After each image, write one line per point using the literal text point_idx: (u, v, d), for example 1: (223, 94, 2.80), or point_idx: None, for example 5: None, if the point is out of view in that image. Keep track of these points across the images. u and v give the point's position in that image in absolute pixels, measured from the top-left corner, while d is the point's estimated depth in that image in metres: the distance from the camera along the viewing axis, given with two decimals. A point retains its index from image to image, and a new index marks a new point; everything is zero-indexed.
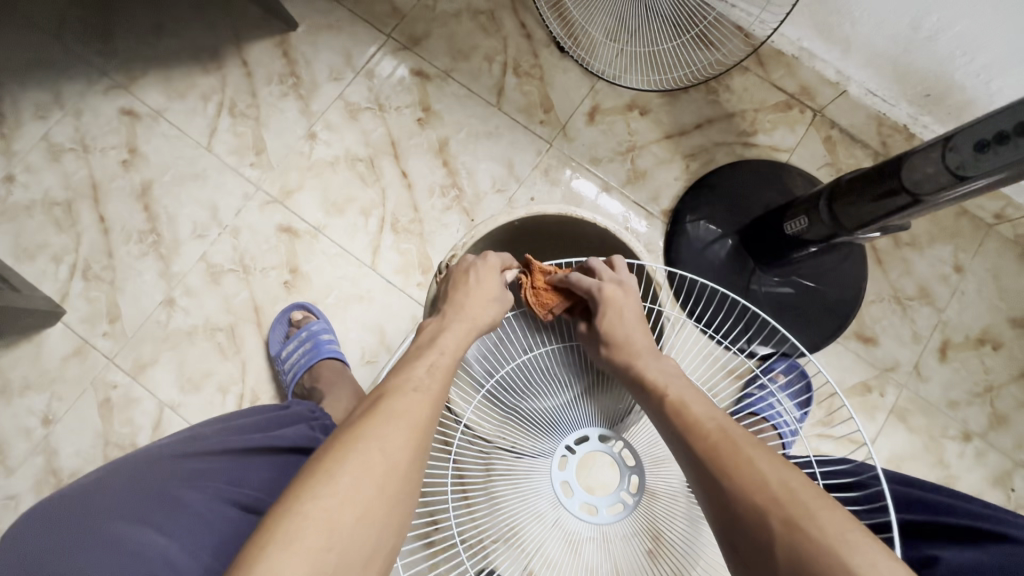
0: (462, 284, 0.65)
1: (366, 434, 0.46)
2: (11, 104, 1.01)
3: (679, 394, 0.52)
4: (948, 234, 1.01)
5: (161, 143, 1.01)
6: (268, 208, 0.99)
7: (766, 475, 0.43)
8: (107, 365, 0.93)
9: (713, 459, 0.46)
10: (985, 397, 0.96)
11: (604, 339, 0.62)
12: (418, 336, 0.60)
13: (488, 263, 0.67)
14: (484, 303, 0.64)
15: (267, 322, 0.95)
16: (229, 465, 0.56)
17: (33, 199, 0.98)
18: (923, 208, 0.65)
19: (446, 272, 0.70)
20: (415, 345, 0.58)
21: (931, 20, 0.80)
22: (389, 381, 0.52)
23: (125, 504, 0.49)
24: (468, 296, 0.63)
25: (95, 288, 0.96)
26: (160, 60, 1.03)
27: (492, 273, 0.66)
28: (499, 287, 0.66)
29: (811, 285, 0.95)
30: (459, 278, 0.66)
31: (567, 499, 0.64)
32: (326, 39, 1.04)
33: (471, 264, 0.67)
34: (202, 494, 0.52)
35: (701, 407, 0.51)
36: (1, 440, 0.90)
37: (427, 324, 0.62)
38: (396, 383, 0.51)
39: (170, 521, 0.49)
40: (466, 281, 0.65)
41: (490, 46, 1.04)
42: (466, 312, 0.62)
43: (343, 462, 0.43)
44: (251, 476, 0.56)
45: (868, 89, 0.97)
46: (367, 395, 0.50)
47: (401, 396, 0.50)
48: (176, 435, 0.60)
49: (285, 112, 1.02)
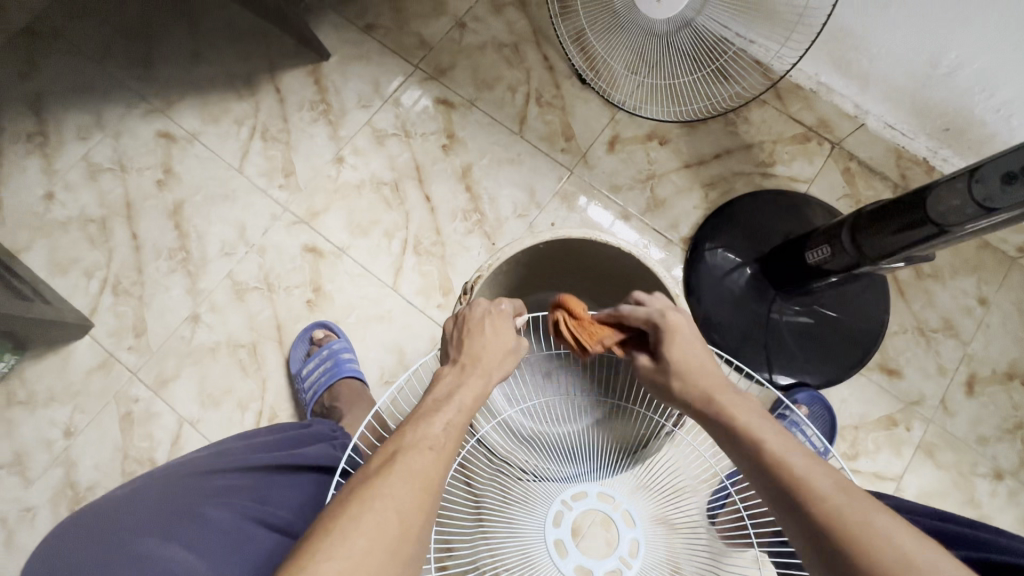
0: (476, 330, 0.60)
1: (378, 493, 0.43)
2: (55, 125, 1.06)
3: (776, 443, 0.45)
4: (971, 266, 1.00)
5: (194, 164, 1.04)
6: (294, 228, 1.01)
7: (912, 553, 0.37)
8: (130, 379, 0.94)
9: (833, 527, 0.39)
10: (1016, 434, 0.94)
11: (674, 371, 0.55)
12: (433, 388, 0.55)
13: (501, 311, 0.62)
14: (498, 352, 0.59)
15: (289, 340, 0.96)
16: (252, 483, 0.56)
17: (70, 215, 1.02)
18: (949, 239, 0.65)
19: (456, 314, 0.64)
20: (429, 395, 0.54)
21: (949, 57, 0.82)
22: (407, 432, 0.48)
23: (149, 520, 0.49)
24: (485, 343, 0.59)
25: (123, 303, 0.97)
26: (197, 86, 1.08)
27: (505, 321, 0.62)
28: (514, 337, 0.61)
29: (832, 314, 0.95)
30: (471, 321, 0.61)
31: (563, 560, 0.60)
32: (356, 69, 1.08)
33: (485, 311, 0.62)
34: (228, 513, 0.52)
35: (806, 460, 0.44)
36: (22, 452, 0.91)
37: (442, 374, 0.57)
38: (413, 438, 0.48)
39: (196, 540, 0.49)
40: (475, 329, 0.60)
41: (513, 77, 1.08)
42: (478, 360, 0.57)
43: (356, 522, 0.42)
44: (275, 494, 0.56)
45: (886, 122, 0.99)
46: (383, 446, 0.47)
47: (417, 453, 0.47)
48: (199, 453, 0.61)
49: (314, 137, 1.05)
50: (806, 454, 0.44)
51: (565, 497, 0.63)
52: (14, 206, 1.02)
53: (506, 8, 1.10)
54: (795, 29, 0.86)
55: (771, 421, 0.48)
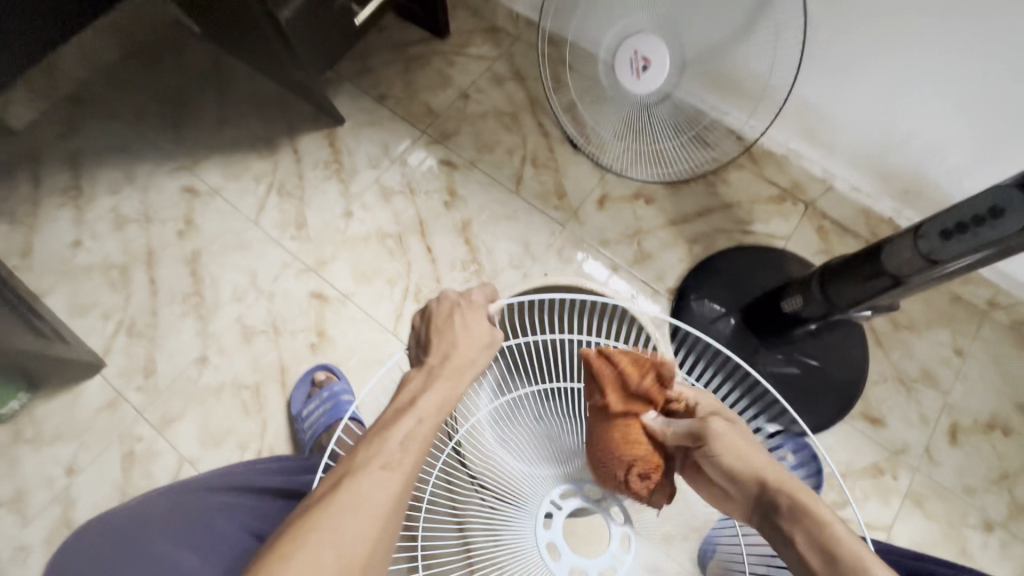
0: (449, 322, 0.58)
1: (322, 523, 0.43)
2: (89, 180, 1.15)
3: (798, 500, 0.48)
4: (945, 318, 1.05)
5: (214, 216, 1.12)
6: (303, 275, 1.08)
7: None
8: (136, 419, 0.97)
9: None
10: (1002, 484, 0.95)
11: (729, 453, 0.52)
12: (398, 393, 0.54)
13: (470, 302, 0.59)
14: (468, 346, 0.56)
15: (291, 382, 1.00)
16: (253, 502, 0.61)
17: (94, 261, 1.09)
18: (906, 288, 0.70)
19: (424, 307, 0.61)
20: (394, 402, 0.53)
21: (901, 127, 0.92)
22: (358, 454, 0.48)
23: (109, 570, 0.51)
24: (461, 338, 0.56)
25: (136, 345, 1.02)
26: (222, 147, 1.18)
27: (479, 313, 0.59)
28: (488, 326, 0.58)
29: (814, 363, 0.99)
30: (448, 310, 0.59)
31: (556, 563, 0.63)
32: (368, 133, 1.19)
33: (453, 305, 0.58)
34: (232, 524, 0.57)
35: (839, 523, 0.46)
36: (23, 490, 0.92)
37: (410, 377, 0.55)
38: (364, 460, 0.47)
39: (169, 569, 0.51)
40: (450, 320, 0.58)
41: (511, 142, 1.18)
42: (445, 364, 0.55)
43: (295, 558, 0.41)
44: (273, 512, 0.60)
45: (853, 185, 1.06)
46: (332, 471, 0.46)
47: (366, 478, 0.46)
48: (212, 475, 0.66)
49: (327, 193, 1.14)
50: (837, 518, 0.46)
51: (554, 496, 0.66)
52: (43, 252, 1.10)
53: (505, 82, 1.22)
54: (757, 96, 0.98)
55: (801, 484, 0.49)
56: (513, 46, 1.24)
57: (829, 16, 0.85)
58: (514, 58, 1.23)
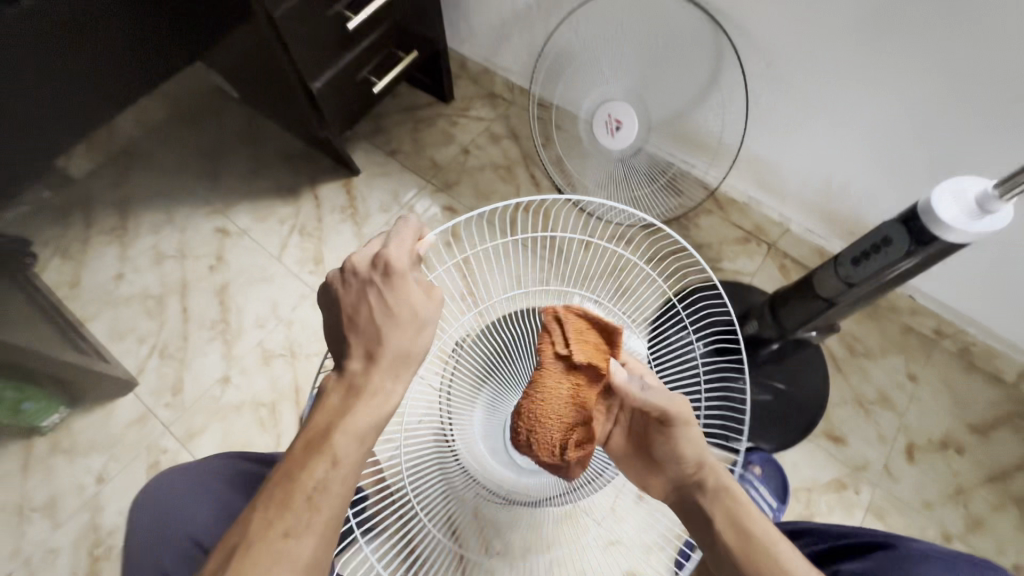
0: (370, 308, 0.59)
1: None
2: (135, 221, 1.31)
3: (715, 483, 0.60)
4: (898, 346, 1.15)
5: (243, 253, 1.27)
6: (319, 305, 1.20)
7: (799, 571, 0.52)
8: (162, 432, 1.07)
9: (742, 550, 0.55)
10: (958, 499, 1.03)
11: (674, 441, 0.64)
12: (317, 414, 0.55)
13: (375, 282, 0.59)
14: (385, 335, 0.58)
15: (304, 400, 1.11)
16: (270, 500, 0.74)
17: (135, 292, 1.23)
18: (839, 309, 0.82)
19: (333, 288, 0.61)
20: (311, 430, 0.53)
21: (839, 178, 1.06)
22: (257, 518, 0.48)
23: (156, 526, 0.71)
24: (382, 326, 0.58)
25: (166, 365, 1.14)
26: (252, 194, 1.34)
27: (393, 287, 0.59)
28: (401, 301, 0.59)
29: (782, 386, 1.09)
30: (366, 292, 0.59)
31: None
32: (380, 182, 1.35)
33: (359, 292, 0.60)
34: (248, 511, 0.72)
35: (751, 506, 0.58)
36: (56, 496, 1.01)
37: (328, 384, 0.57)
38: (262, 527, 0.47)
39: (173, 535, 0.70)
40: (369, 307, 0.59)
41: (506, 191, 1.34)
42: (368, 379, 0.56)
43: None
44: None
45: (807, 228, 1.20)
46: (227, 540, 0.47)
47: (266, 547, 0.46)
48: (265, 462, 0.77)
49: (342, 233, 1.29)
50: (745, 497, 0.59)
51: None
52: (90, 284, 1.24)
53: (502, 139, 1.40)
54: (714, 150, 1.13)
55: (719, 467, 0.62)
56: (509, 110, 1.43)
57: (766, 87, 1.01)
58: (510, 120, 1.42)
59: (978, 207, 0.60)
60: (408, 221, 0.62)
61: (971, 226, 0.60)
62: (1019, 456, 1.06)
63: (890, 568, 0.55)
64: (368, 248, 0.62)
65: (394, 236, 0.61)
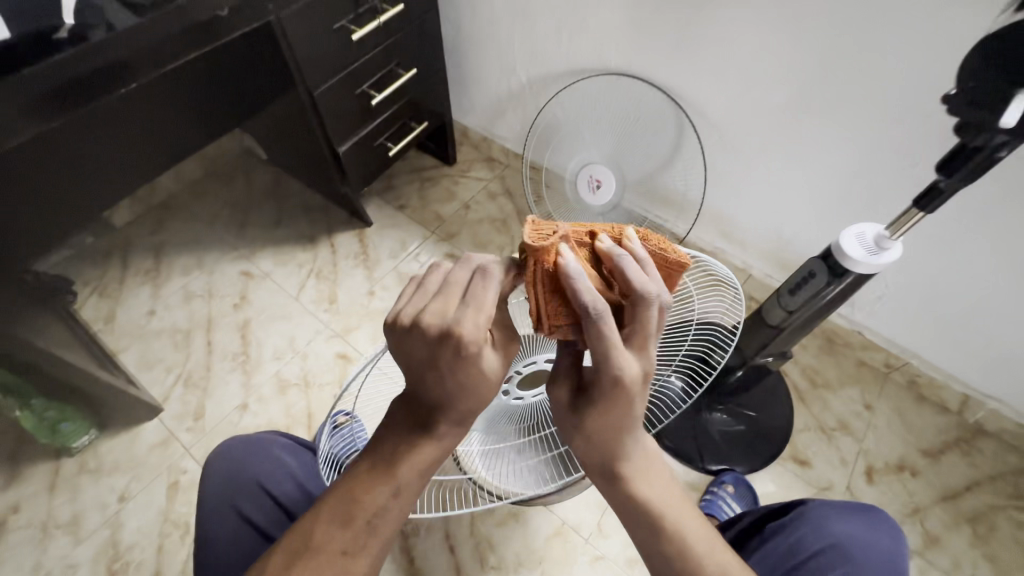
0: (439, 376, 0.50)
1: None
2: (168, 264, 1.45)
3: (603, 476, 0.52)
4: (855, 379, 1.28)
5: (264, 292, 1.40)
6: (331, 340, 1.33)
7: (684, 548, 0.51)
8: (183, 454, 1.17)
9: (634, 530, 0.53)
10: (914, 518, 1.13)
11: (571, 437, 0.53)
12: (382, 438, 0.55)
13: (451, 343, 0.48)
14: (451, 392, 0.50)
15: (316, 426, 1.21)
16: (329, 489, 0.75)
17: (165, 327, 1.35)
18: (786, 334, 0.96)
19: (405, 317, 0.51)
20: (378, 455, 0.54)
21: (787, 231, 1.22)
22: (318, 530, 0.52)
23: (238, 474, 0.69)
24: (453, 399, 0.51)
25: (190, 393, 1.25)
26: (275, 240, 1.50)
27: (466, 364, 0.48)
28: (480, 372, 0.49)
29: (752, 414, 1.20)
30: (435, 361, 0.49)
31: None
32: (390, 232, 1.52)
33: (431, 349, 0.49)
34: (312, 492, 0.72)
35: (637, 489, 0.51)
36: (80, 513, 1.10)
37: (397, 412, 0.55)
38: (322, 540, 0.51)
39: (242, 500, 0.68)
40: (437, 378, 0.50)
41: (501, 240, 1.51)
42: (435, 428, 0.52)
43: None
44: None
45: (767, 273, 1.36)
46: (291, 540, 0.52)
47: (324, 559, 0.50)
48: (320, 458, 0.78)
49: (355, 276, 1.44)
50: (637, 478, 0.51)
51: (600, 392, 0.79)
52: (124, 320, 1.36)
53: (498, 197, 1.59)
54: (680, 205, 1.32)
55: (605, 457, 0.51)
56: (505, 172, 1.63)
57: (719, 154, 1.19)
58: (506, 180, 1.61)
59: (875, 244, 0.77)
60: (488, 276, 0.50)
61: (872, 259, 0.76)
62: (968, 478, 1.16)
63: (802, 522, 0.69)
64: (440, 309, 0.50)
65: (472, 296, 0.50)
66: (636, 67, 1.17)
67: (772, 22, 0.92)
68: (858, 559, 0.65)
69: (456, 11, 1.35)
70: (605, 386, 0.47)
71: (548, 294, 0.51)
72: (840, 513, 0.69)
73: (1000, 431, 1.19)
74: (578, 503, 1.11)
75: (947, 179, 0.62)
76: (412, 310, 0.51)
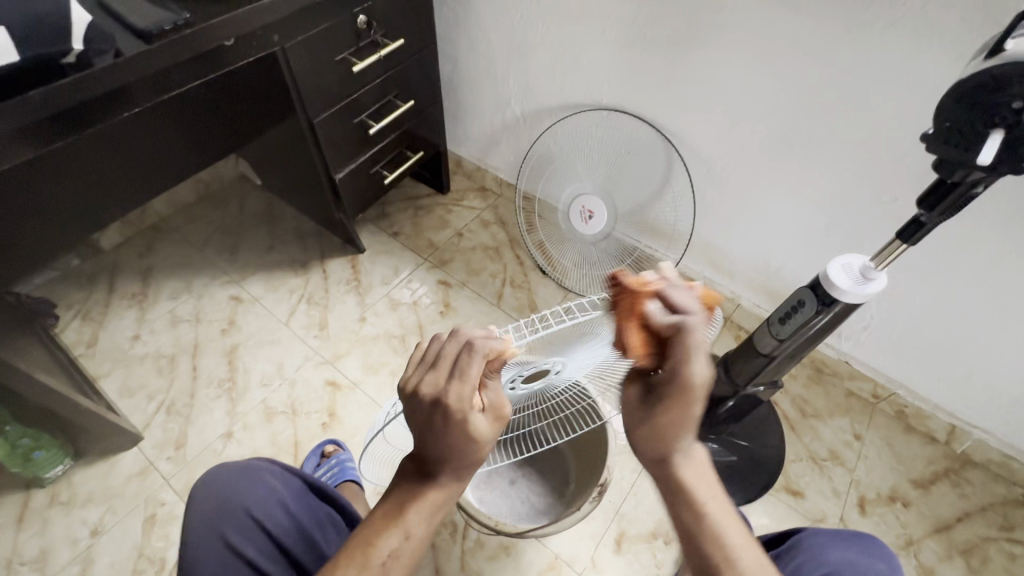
0: (433, 439, 0.51)
1: None
2: (155, 288, 1.43)
3: (666, 449, 0.52)
4: (843, 409, 1.29)
5: (253, 318, 1.38)
6: (321, 367, 1.31)
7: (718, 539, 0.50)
8: (162, 485, 1.13)
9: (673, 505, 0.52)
10: (909, 550, 1.12)
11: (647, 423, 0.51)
12: (391, 486, 0.56)
13: (450, 406, 0.49)
14: (453, 450, 0.51)
15: (302, 455, 1.18)
16: (319, 514, 0.73)
17: (149, 351, 1.32)
18: (778, 363, 0.97)
19: (410, 383, 0.52)
20: (388, 500, 0.55)
21: (774, 262, 1.25)
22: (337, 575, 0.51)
23: (225, 502, 0.67)
24: (449, 457, 0.52)
25: (172, 421, 1.21)
26: (266, 265, 1.49)
27: (459, 427, 0.50)
28: (472, 437, 0.51)
29: (743, 443, 1.20)
30: (427, 427, 0.51)
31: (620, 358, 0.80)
32: (383, 258, 1.52)
33: (430, 413, 0.50)
34: (298, 519, 0.70)
35: (689, 470, 0.52)
36: (49, 547, 1.05)
37: (402, 466, 0.56)
38: None
39: (229, 530, 0.65)
40: (432, 440, 0.51)
41: (494, 267, 1.52)
42: (436, 474, 0.53)
43: None
44: (327, 528, 0.73)
45: (755, 303, 1.38)
46: None
47: None
48: (304, 479, 0.75)
49: (346, 302, 1.43)
50: (697, 464, 0.53)
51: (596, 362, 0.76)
52: (106, 344, 1.33)
53: (491, 225, 1.61)
54: (670, 235, 1.34)
55: (676, 433, 0.51)
56: (498, 201, 1.66)
57: (708, 187, 1.22)
58: (498, 209, 1.64)
59: (862, 274, 0.79)
60: (475, 352, 0.50)
61: (861, 290, 0.78)
62: (959, 509, 1.17)
63: (801, 547, 0.70)
64: (434, 378, 0.50)
65: (458, 369, 0.50)
66: (628, 103, 1.21)
67: (757, 65, 0.96)
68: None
69: (453, 47, 1.40)
70: (671, 384, 0.49)
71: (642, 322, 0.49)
72: (834, 541, 0.69)
73: (986, 461, 1.21)
74: (572, 536, 1.08)
75: (927, 213, 0.65)
76: (417, 376, 0.52)
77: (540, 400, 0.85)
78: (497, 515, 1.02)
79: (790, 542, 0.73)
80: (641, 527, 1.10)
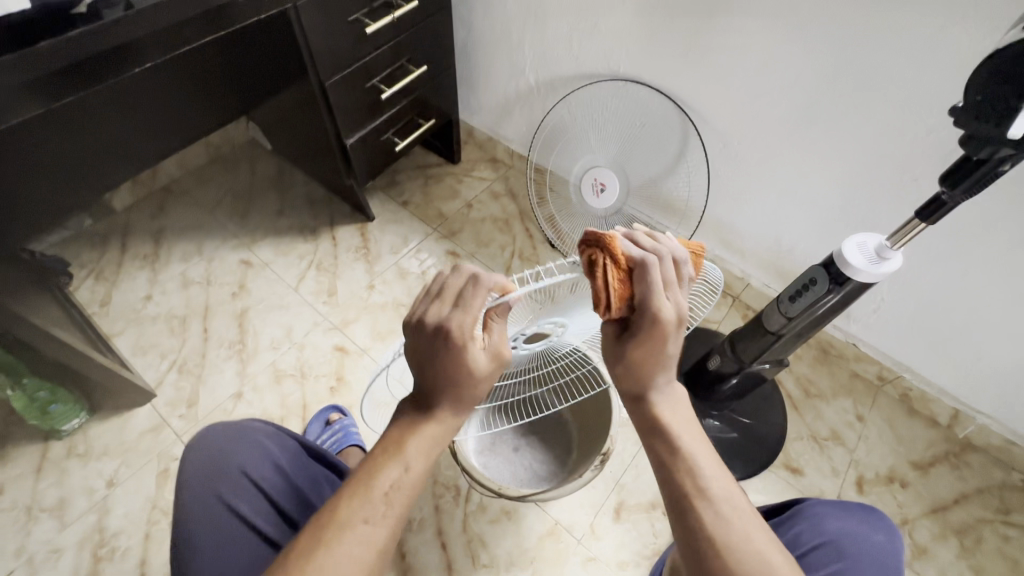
0: (434, 367, 0.52)
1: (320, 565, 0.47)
2: (167, 249, 1.44)
3: (639, 388, 0.55)
4: (847, 390, 1.30)
5: (263, 282, 1.39)
6: (329, 332, 1.32)
7: (695, 466, 0.52)
8: (174, 441, 1.16)
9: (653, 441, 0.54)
10: (903, 528, 1.14)
11: (631, 361, 0.53)
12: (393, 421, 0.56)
13: (452, 332, 0.50)
14: (452, 380, 0.52)
15: (310, 417, 1.20)
16: (313, 476, 0.75)
17: (161, 312, 1.34)
18: (785, 340, 0.97)
19: (418, 311, 0.53)
20: (389, 434, 0.55)
21: (785, 241, 1.24)
22: (340, 504, 0.51)
23: (220, 462, 0.69)
24: (447, 386, 0.53)
25: (184, 379, 1.24)
26: (276, 229, 1.49)
27: (459, 356, 0.51)
28: (471, 369, 0.52)
29: (746, 421, 1.22)
30: (428, 353, 0.52)
31: None
32: (392, 227, 1.52)
33: (432, 337, 0.51)
34: (292, 479, 0.72)
35: (664, 406, 0.55)
36: (67, 497, 1.09)
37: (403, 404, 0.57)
38: (347, 514, 0.50)
39: (224, 488, 0.67)
40: (431, 371, 0.53)
41: (502, 239, 1.51)
42: (436, 407, 0.54)
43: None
44: (320, 488, 0.75)
45: (765, 283, 1.37)
46: (317, 517, 0.50)
47: (350, 531, 0.49)
48: (297, 442, 0.77)
49: (355, 270, 1.43)
50: (671, 402, 0.56)
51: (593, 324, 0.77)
52: (119, 303, 1.35)
53: (501, 197, 1.59)
54: (682, 211, 1.31)
55: (653, 369, 0.53)
56: (509, 172, 1.64)
57: (723, 162, 1.20)
58: (508, 180, 1.62)
59: (877, 254, 0.78)
60: (481, 284, 0.51)
61: (875, 269, 0.77)
62: (956, 491, 1.18)
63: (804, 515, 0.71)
64: (439, 307, 0.52)
65: (463, 300, 0.51)
66: (646, 73, 1.18)
67: (782, 34, 0.93)
68: (850, 554, 0.65)
69: (469, 11, 1.36)
70: (646, 317, 0.50)
71: (617, 271, 0.49)
72: (834, 511, 0.70)
73: (988, 445, 1.21)
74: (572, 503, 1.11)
75: (950, 190, 0.64)
76: (422, 305, 0.53)
77: (542, 364, 0.86)
78: (500, 480, 1.05)
79: (791, 511, 0.74)
80: (640, 496, 1.12)
